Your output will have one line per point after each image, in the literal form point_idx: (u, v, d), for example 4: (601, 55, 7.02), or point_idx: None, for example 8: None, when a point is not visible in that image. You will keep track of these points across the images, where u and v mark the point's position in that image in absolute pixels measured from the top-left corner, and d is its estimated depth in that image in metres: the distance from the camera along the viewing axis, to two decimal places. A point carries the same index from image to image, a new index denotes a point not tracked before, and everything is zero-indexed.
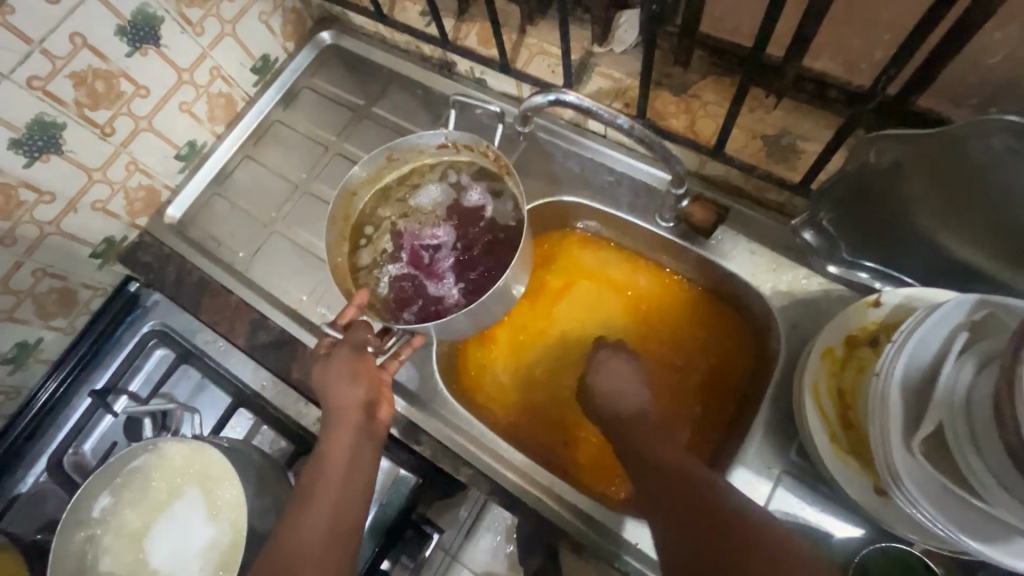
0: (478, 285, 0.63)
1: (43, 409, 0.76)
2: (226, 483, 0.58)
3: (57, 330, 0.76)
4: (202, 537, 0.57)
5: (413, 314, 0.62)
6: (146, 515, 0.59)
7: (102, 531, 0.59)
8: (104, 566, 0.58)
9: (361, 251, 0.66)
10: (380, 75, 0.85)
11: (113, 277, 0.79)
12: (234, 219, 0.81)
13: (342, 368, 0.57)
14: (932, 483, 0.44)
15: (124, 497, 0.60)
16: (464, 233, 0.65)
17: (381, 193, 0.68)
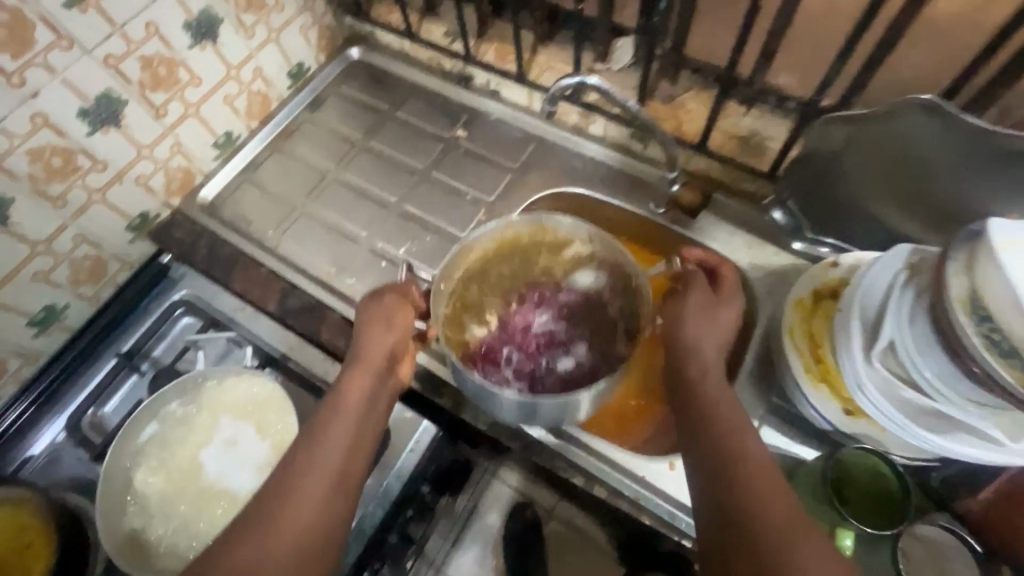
0: (566, 379, 0.64)
1: (63, 371, 0.77)
2: (273, 409, 0.62)
3: (83, 298, 0.79)
4: (252, 459, 0.61)
5: (494, 363, 0.65)
6: (190, 448, 0.62)
7: (146, 464, 0.61)
8: (147, 497, 0.60)
9: (470, 297, 0.70)
10: (402, 86, 0.96)
11: (143, 252, 0.84)
12: (264, 202, 0.88)
13: (385, 312, 0.62)
14: (889, 388, 0.54)
15: (170, 430, 0.62)
16: (594, 329, 0.67)
17: (525, 250, 0.72)
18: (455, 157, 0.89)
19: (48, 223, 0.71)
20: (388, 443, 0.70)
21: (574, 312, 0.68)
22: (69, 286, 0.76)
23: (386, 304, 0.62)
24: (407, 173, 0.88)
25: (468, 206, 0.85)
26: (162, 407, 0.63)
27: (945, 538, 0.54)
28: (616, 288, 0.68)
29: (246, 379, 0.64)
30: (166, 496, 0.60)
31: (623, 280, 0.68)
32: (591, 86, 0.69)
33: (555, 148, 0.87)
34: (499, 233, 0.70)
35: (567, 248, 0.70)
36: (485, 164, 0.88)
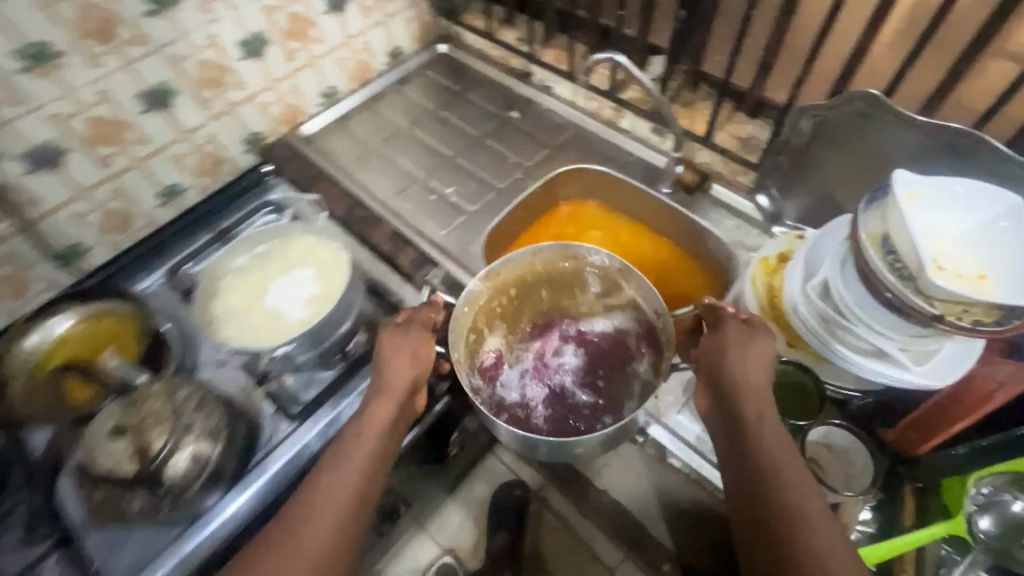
0: (564, 411, 0.72)
1: (172, 235, 0.97)
2: (333, 262, 0.79)
3: (198, 185, 1.00)
4: (306, 292, 0.77)
5: (498, 385, 0.75)
6: (264, 276, 0.79)
7: (230, 280, 0.80)
8: (223, 300, 0.78)
9: (496, 312, 0.80)
10: (475, 75, 1.18)
11: (248, 162, 1.06)
12: (350, 143, 1.09)
13: (411, 346, 0.70)
14: (820, 315, 0.67)
15: (254, 262, 0.81)
16: (615, 379, 0.74)
17: (567, 280, 0.82)
18: (506, 131, 1.08)
19: (193, 120, 0.93)
20: None
21: (597, 358, 0.76)
22: (193, 172, 0.98)
23: (405, 330, 0.71)
24: (465, 138, 1.08)
25: (508, 167, 1.03)
26: (254, 244, 0.82)
27: (851, 445, 0.66)
28: (644, 335, 0.76)
29: (319, 241, 0.82)
30: (236, 302, 0.78)
31: (649, 325, 0.76)
32: (618, 62, 0.85)
33: (589, 133, 1.05)
34: (526, 260, 0.80)
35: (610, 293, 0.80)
36: (530, 140, 1.07)
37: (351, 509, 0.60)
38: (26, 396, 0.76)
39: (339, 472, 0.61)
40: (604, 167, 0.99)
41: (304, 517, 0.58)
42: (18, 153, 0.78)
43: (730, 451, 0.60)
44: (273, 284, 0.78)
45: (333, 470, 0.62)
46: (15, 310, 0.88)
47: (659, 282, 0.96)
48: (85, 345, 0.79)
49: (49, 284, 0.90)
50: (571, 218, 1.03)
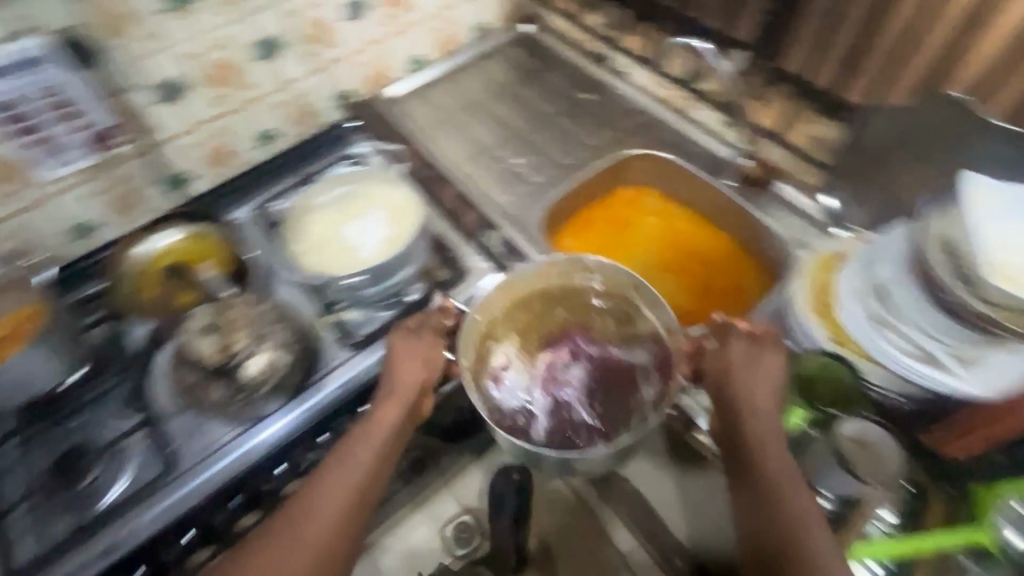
0: (563, 426, 0.70)
1: (262, 174, 1.07)
2: (407, 214, 0.85)
3: (290, 133, 1.10)
4: (381, 235, 0.84)
5: (503, 390, 0.73)
6: (344, 214, 0.87)
7: (315, 213, 0.88)
8: (308, 229, 0.86)
9: (509, 317, 0.79)
10: (553, 57, 1.21)
11: (335, 117, 1.14)
12: (428, 110, 1.16)
13: (421, 353, 0.75)
14: (870, 314, 0.67)
15: (337, 199, 0.88)
16: (623, 401, 0.72)
17: (583, 295, 0.80)
18: (576, 112, 1.12)
19: (294, 72, 1.02)
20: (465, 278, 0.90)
21: (607, 379, 0.74)
22: (287, 120, 1.08)
23: (415, 336, 0.77)
24: (536, 114, 1.12)
25: (574, 145, 1.06)
26: (341, 185, 0.90)
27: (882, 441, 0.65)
28: (657, 362, 0.73)
29: (398, 193, 0.88)
30: (318, 234, 0.86)
31: (664, 352, 0.74)
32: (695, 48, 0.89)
33: (657, 120, 1.07)
34: (540, 271, 0.79)
35: (630, 318, 0.77)
36: (599, 122, 1.09)
37: (352, 505, 0.65)
38: (132, 297, 0.87)
39: (344, 468, 0.67)
40: (671, 155, 1.00)
41: (308, 511, 0.64)
42: (148, 84, 0.89)
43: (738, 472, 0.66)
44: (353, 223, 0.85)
45: (341, 463, 0.68)
46: (126, 224, 1.00)
47: (711, 274, 0.98)
48: (182, 256, 0.88)
49: (156, 206, 1.01)
50: (631, 203, 1.06)
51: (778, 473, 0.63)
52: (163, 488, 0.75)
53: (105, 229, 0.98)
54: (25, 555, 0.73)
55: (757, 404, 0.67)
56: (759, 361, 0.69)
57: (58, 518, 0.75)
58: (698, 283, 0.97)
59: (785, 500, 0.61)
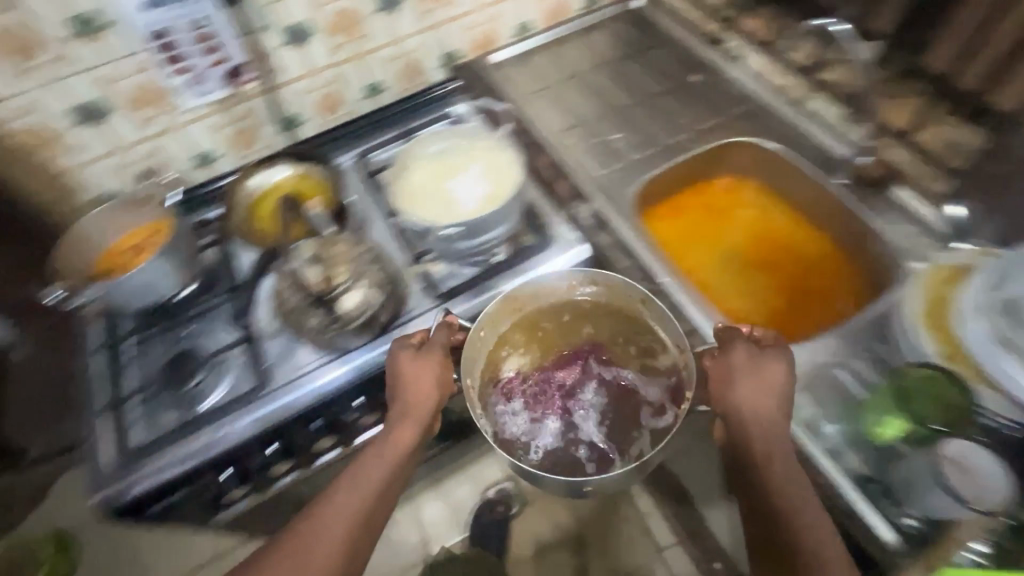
0: (570, 449, 0.79)
1: (366, 123, 1.12)
2: (506, 184, 0.82)
3: (395, 87, 1.13)
4: (474, 197, 0.81)
5: (514, 404, 0.80)
6: (448, 167, 0.86)
7: (423, 159, 0.88)
8: (410, 172, 0.86)
9: (521, 330, 0.84)
10: (662, 35, 1.18)
11: (439, 77, 1.17)
12: (529, 78, 1.16)
13: (433, 376, 0.77)
14: (997, 333, 0.64)
15: (447, 152, 0.88)
16: (632, 426, 0.79)
17: (599, 309, 0.84)
18: (680, 93, 1.08)
19: (408, 27, 1.05)
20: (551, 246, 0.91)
21: (618, 403, 0.80)
22: (394, 74, 1.11)
23: (426, 353, 0.77)
24: (638, 92, 1.10)
25: (675, 126, 1.03)
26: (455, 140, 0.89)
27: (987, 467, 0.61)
28: (667, 388, 0.78)
29: (506, 161, 0.85)
30: (419, 180, 0.85)
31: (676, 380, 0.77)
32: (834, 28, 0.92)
33: (768, 107, 1.01)
34: (548, 286, 0.83)
35: (643, 339, 0.81)
36: (703, 105, 1.06)
37: (362, 523, 0.71)
38: (246, 220, 0.95)
39: (353, 489, 0.72)
40: (779, 145, 0.96)
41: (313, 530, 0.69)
42: (279, 27, 0.94)
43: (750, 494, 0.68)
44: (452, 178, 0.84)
45: (352, 482, 0.73)
46: (243, 158, 1.08)
47: (806, 274, 0.93)
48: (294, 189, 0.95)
49: (269, 144, 1.09)
50: (727, 191, 1.03)
51: (789, 499, 0.63)
52: (256, 399, 0.81)
53: (224, 160, 1.06)
54: (137, 439, 0.81)
55: (761, 430, 0.66)
56: (762, 366, 0.68)
57: (167, 411, 0.83)
58: (794, 282, 0.92)
59: (790, 513, 0.62)
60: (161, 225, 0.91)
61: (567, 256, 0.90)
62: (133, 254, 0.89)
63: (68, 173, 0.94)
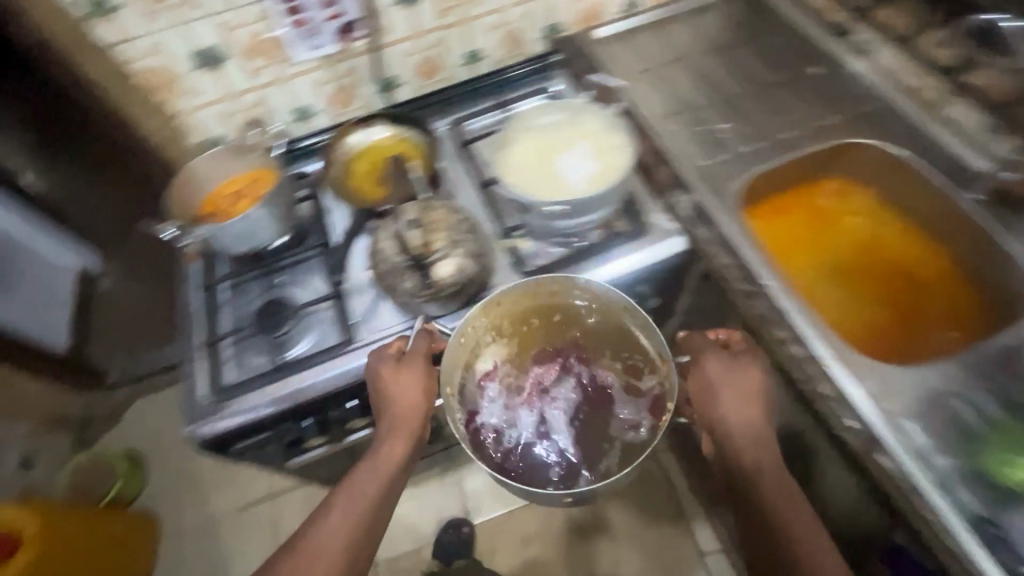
0: (539, 447, 0.82)
1: (462, 91, 1.10)
2: (613, 169, 0.78)
3: (493, 56, 1.11)
4: (577, 177, 0.78)
5: (491, 394, 0.84)
6: (557, 141, 0.82)
7: (534, 128, 0.84)
8: (517, 139, 0.84)
9: (507, 327, 0.85)
10: (779, 20, 1.10)
11: (539, 49, 1.14)
12: (631, 56, 1.11)
13: (420, 385, 0.77)
14: None
15: (559, 124, 0.84)
16: (604, 437, 0.83)
17: (581, 314, 0.85)
18: (796, 85, 1.01)
19: None
20: (645, 235, 0.89)
21: (595, 410, 0.84)
22: (497, 42, 1.09)
23: (408, 364, 0.77)
24: (749, 80, 1.03)
25: (789, 121, 0.97)
26: (571, 113, 0.84)
27: None
28: (646, 400, 0.81)
29: (618, 146, 0.80)
30: (524, 148, 0.82)
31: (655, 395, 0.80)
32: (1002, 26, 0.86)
33: (897, 109, 0.93)
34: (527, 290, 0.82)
35: (625, 349, 0.84)
36: (821, 100, 0.99)
37: (361, 533, 0.72)
38: (343, 177, 0.97)
39: (349, 502, 0.73)
40: (907, 152, 0.89)
41: (313, 543, 0.70)
42: None
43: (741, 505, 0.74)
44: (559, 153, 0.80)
45: (347, 496, 0.74)
46: (340, 115, 1.09)
47: (915, 293, 0.86)
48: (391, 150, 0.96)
49: (366, 104, 1.09)
50: (836, 197, 0.96)
51: (778, 509, 0.70)
52: (343, 354, 0.82)
53: (322, 115, 1.07)
54: (230, 378, 0.85)
55: (742, 436, 0.75)
56: (739, 370, 0.77)
57: (258, 353, 0.86)
58: (903, 300, 0.86)
59: (782, 520, 0.68)
60: (269, 175, 0.94)
61: (654, 245, 0.88)
62: (235, 200, 0.92)
63: (180, 114, 0.97)
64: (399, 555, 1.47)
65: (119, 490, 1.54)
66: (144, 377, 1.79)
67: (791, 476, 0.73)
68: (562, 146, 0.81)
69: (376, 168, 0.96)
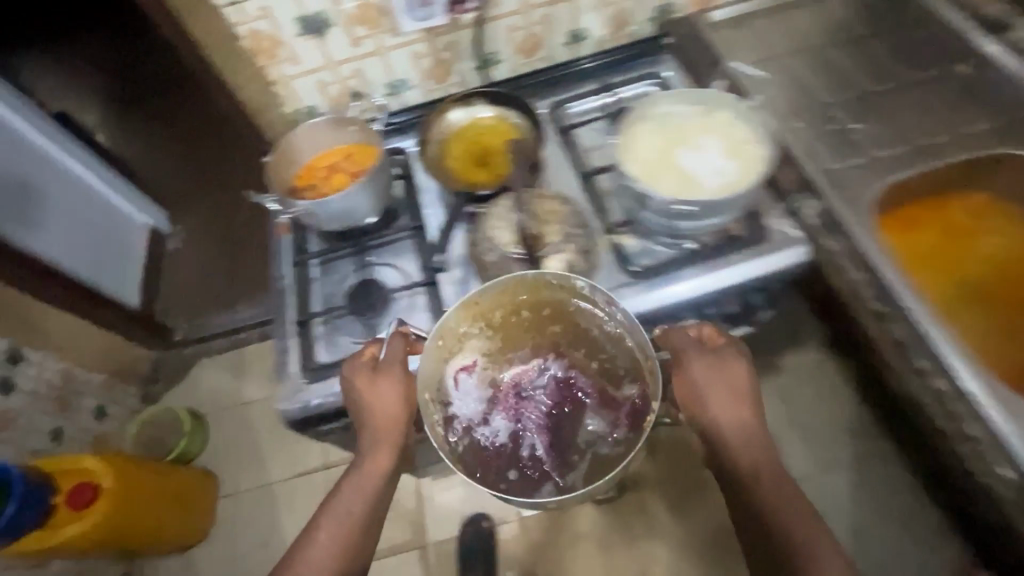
0: (512, 448, 0.75)
1: (562, 72, 1.04)
2: (747, 175, 0.71)
3: (598, 36, 1.04)
4: (707, 181, 0.72)
5: (467, 385, 0.78)
6: (685, 138, 0.75)
7: (659, 121, 0.77)
8: (640, 132, 0.77)
9: (484, 322, 0.78)
10: (920, 10, 0.99)
11: (646, 31, 1.06)
12: (747, 43, 1.03)
13: (399, 393, 0.76)
14: None
15: (687, 118, 0.77)
16: (572, 449, 0.74)
17: (563, 312, 0.79)
18: (939, 83, 0.91)
19: None
20: (764, 241, 0.81)
21: (572, 417, 0.76)
22: (605, 22, 1.02)
23: (386, 372, 0.75)
24: (883, 75, 0.94)
25: (931, 125, 0.87)
26: (701, 107, 0.77)
27: None
28: (625, 410, 0.74)
29: (753, 149, 0.73)
30: (648, 142, 0.76)
31: (642, 409, 0.73)
32: None
33: None
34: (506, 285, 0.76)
35: (604, 353, 0.77)
36: (970, 103, 0.88)
37: (350, 541, 0.74)
38: (438, 160, 0.93)
39: (338, 514, 0.75)
40: None
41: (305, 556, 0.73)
42: None
43: (742, 508, 0.72)
44: (688, 152, 0.74)
45: (336, 509, 0.76)
46: (433, 91, 1.05)
47: None
48: (490, 136, 0.93)
49: (461, 81, 1.04)
50: (975, 210, 0.87)
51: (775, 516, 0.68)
52: None
53: (415, 90, 1.03)
54: (322, 356, 0.84)
55: (733, 441, 0.73)
56: (724, 367, 0.75)
57: (350, 335, 0.85)
58: None
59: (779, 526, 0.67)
60: (368, 150, 0.91)
61: (772, 256, 0.80)
62: (331, 173, 0.90)
63: (279, 81, 0.95)
64: (449, 540, 1.46)
65: (184, 446, 1.59)
66: (209, 339, 1.82)
67: (788, 477, 0.71)
68: (691, 144, 0.74)
69: (473, 154, 0.92)
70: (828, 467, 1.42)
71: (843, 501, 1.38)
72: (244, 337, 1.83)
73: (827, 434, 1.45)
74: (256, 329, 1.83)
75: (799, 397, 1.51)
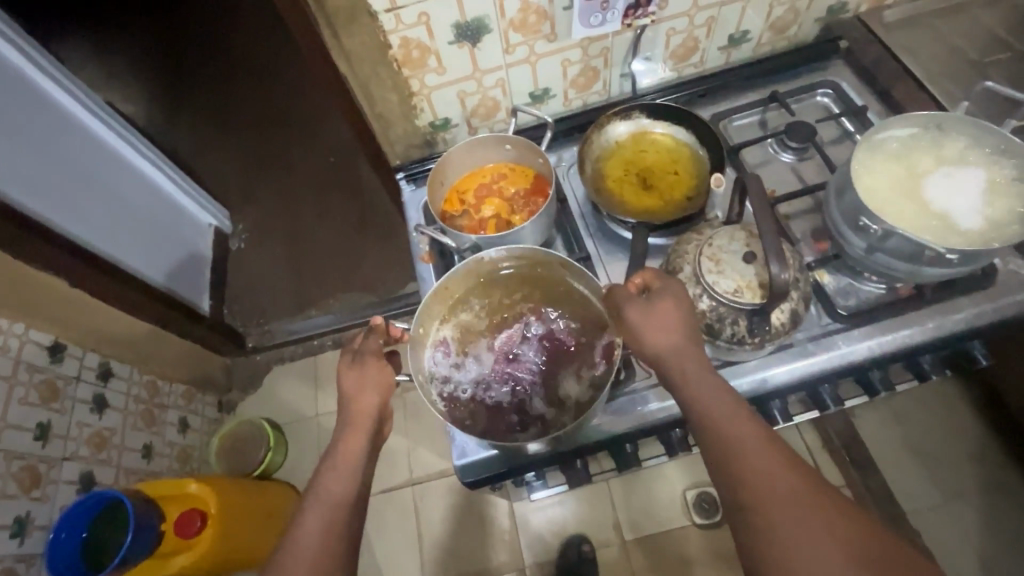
0: (510, 407, 0.69)
1: (717, 80, 0.95)
2: (1010, 218, 0.63)
3: (758, 42, 0.94)
4: (963, 223, 0.64)
5: (443, 359, 0.73)
6: (921, 170, 0.68)
7: (886, 149, 0.70)
8: (870, 163, 0.69)
9: (462, 303, 0.76)
10: None
11: (811, 32, 0.95)
12: (933, 47, 0.91)
13: (368, 374, 0.71)
14: None
15: (918, 148, 0.69)
16: (565, 407, 0.68)
17: (541, 275, 0.76)
18: None
19: None
20: (994, 283, 0.71)
21: (560, 366, 0.71)
22: (772, 24, 0.91)
23: (361, 363, 0.72)
24: None
25: None
26: (932, 137, 0.70)
27: None
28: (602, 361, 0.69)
29: (1007, 187, 0.65)
30: (881, 174, 0.68)
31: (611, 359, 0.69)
32: None
33: None
34: (470, 271, 0.75)
35: (579, 308, 0.73)
36: None
37: (332, 532, 0.60)
38: (595, 180, 0.84)
39: (315, 503, 0.62)
40: None
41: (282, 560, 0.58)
42: None
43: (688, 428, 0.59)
44: (932, 187, 0.66)
45: (310, 506, 0.62)
46: (574, 100, 0.96)
47: None
48: (656, 155, 0.85)
49: (604, 88, 0.95)
50: None
51: (725, 426, 0.55)
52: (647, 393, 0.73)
53: (557, 100, 0.94)
54: None
55: (685, 359, 0.60)
56: (663, 293, 0.63)
57: None
58: None
59: (730, 442, 0.54)
60: (523, 173, 0.85)
61: (1011, 304, 0.70)
62: (483, 197, 0.84)
63: (419, 93, 0.86)
64: (551, 561, 1.41)
65: (270, 460, 1.54)
66: (280, 346, 1.77)
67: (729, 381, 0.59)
68: (930, 178, 0.67)
69: (642, 171, 0.84)
70: (962, 495, 1.27)
71: (970, 535, 1.23)
72: (318, 343, 1.77)
73: (952, 458, 1.31)
74: (329, 335, 1.77)
75: (926, 426, 1.35)
